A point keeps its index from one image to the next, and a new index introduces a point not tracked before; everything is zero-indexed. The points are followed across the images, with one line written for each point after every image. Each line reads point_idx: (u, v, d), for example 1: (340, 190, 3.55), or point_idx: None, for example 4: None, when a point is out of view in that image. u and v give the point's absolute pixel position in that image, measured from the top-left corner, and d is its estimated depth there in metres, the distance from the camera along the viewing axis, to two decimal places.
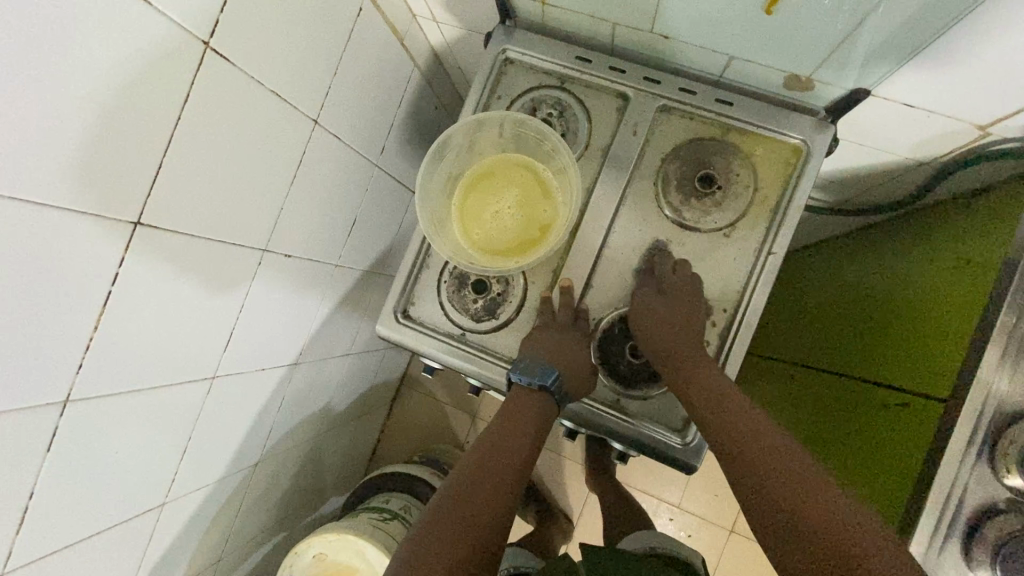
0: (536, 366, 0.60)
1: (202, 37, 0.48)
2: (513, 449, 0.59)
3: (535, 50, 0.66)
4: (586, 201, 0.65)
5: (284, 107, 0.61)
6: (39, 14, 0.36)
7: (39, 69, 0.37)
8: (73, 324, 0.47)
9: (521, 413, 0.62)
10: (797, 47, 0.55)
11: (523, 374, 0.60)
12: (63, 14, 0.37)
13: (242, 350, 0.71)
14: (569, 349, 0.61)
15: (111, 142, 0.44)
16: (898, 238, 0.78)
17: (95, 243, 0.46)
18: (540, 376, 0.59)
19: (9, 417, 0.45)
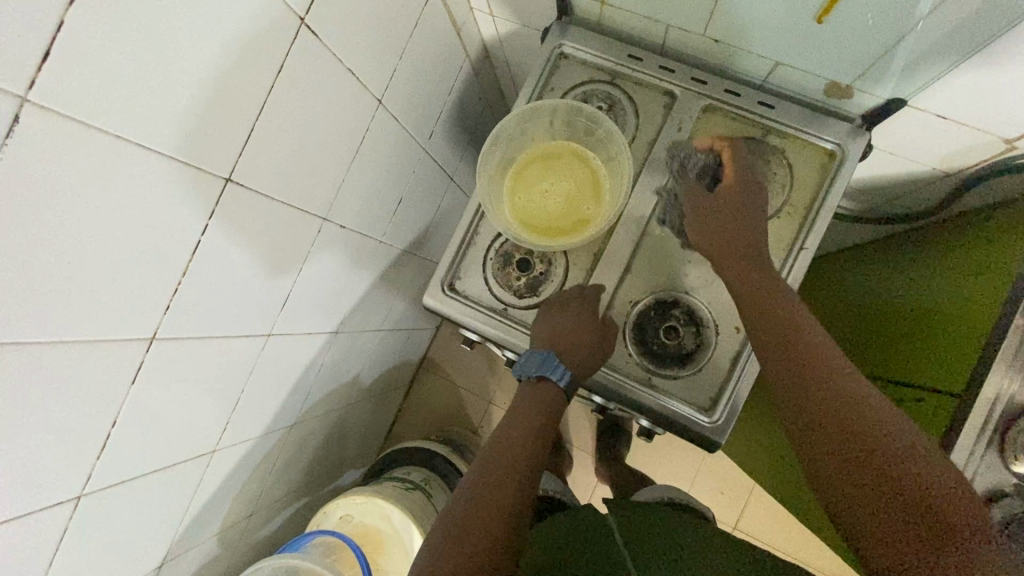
0: (533, 359, 0.66)
1: (299, 13, 0.52)
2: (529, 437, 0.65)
3: (589, 47, 0.71)
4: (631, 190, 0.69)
5: (356, 84, 0.65)
6: None
7: (173, 30, 0.41)
8: (167, 267, 0.51)
9: (537, 402, 0.68)
10: (842, 55, 0.59)
11: (524, 369, 0.67)
12: None
13: (296, 312, 0.75)
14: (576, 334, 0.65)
15: (217, 101, 0.48)
16: (919, 246, 0.82)
17: (194, 192, 0.50)
18: (538, 368, 0.65)
19: (104, 345, 0.49)
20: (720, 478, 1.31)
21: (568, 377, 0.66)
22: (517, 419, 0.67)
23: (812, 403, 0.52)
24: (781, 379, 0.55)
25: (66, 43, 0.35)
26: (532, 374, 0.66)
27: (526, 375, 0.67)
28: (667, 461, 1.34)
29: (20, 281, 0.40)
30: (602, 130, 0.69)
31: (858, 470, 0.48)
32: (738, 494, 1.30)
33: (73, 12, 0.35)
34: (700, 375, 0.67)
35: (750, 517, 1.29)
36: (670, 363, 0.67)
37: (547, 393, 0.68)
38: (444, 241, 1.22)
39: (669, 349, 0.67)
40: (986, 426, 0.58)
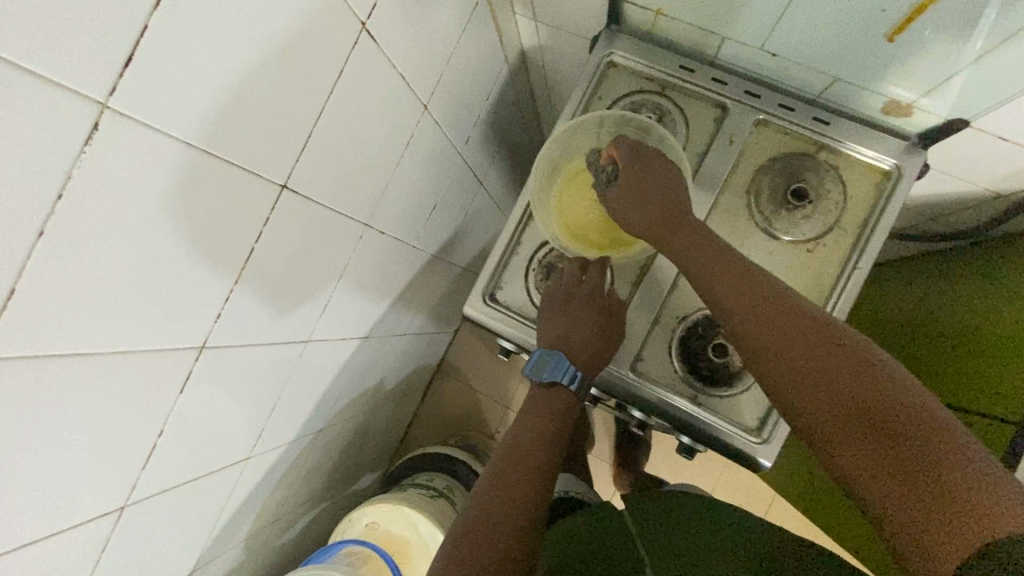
0: (544, 359, 0.65)
1: (362, 19, 0.51)
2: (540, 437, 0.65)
3: (640, 56, 0.70)
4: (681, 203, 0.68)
5: (406, 90, 0.64)
6: None
7: (249, 36, 0.40)
8: (222, 276, 0.50)
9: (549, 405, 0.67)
10: (906, 72, 0.58)
11: (534, 370, 0.66)
12: None
13: (333, 318, 0.74)
14: (599, 346, 0.66)
15: (282, 108, 0.47)
16: (963, 265, 0.81)
17: (251, 199, 0.49)
18: (549, 370, 0.65)
19: (158, 355, 0.48)
20: (742, 489, 1.31)
21: (577, 378, 0.65)
22: (527, 421, 0.67)
23: (773, 354, 0.50)
24: (745, 329, 0.53)
25: (149, 47, 0.34)
26: (543, 378, 0.66)
27: (537, 379, 0.67)
28: (686, 472, 1.33)
29: (86, 291, 0.38)
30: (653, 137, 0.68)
31: (832, 410, 0.45)
32: (760, 501, 1.30)
33: (156, 16, 0.33)
34: (748, 394, 0.66)
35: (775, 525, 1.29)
36: (718, 382, 0.66)
37: (557, 403, 0.67)
38: (470, 246, 1.21)
39: (717, 366, 0.66)
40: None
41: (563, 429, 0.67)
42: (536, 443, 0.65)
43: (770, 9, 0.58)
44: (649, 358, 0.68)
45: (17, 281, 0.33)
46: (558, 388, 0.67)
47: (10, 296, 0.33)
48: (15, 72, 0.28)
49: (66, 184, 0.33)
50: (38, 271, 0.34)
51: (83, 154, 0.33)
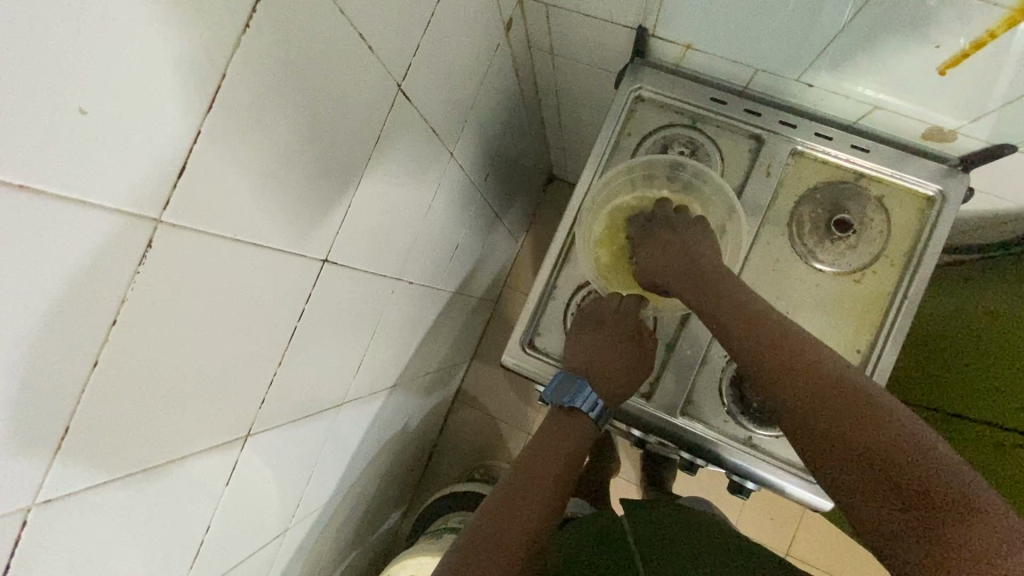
0: (566, 384, 0.65)
1: (397, 80, 0.49)
2: (549, 471, 0.62)
3: (669, 91, 0.68)
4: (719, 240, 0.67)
5: (434, 140, 0.62)
6: (303, 69, 0.37)
7: (294, 120, 0.38)
8: (266, 360, 0.48)
9: (565, 436, 0.64)
10: (951, 102, 0.57)
11: (554, 395, 0.65)
12: (315, 67, 0.38)
13: (365, 375, 0.72)
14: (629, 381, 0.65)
15: (326, 184, 0.45)
16: (991, 279, 0.81)
17: (294, 280, 0.47)
18: (570, 395, 0.64)
19: (206, 454, 0.45)
20: (769, 504, 1.31)
21: (598, 406, 0.65)
22: (541, 444, 0.64)
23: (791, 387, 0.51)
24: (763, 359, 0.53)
25: (201, 152, 0.31)
26: (563, 402, 0.65)
27: (556, 402, 0.66)
28: (713, 491, 1.31)
29: (140, 409, 0.36)
30: (689, 173, 0.67)
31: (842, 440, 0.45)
32: (789, 516, 1.30)
33: (208, 121, 0.31)
34: None
35: (803, 536, 1.29)
36: (773, 423, 0.64)
37: (572, 429, 0.65)
38: (485, 276, 1.19)
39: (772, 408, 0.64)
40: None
41: (572, 470, 0.64)
42: (554, 463, 0.62)
43: (809, 44, 0.56)
44: (700, 401, 0.67)
45: (72, 418, 0.30)
46: (575, 413, 0.65)
47: (65, 436, 0.30)
48: (74, 207, 0.26)
49: (120, 308, 0.30)
50: (92, 404, 0.31)
51: (138, 274, 0.31)
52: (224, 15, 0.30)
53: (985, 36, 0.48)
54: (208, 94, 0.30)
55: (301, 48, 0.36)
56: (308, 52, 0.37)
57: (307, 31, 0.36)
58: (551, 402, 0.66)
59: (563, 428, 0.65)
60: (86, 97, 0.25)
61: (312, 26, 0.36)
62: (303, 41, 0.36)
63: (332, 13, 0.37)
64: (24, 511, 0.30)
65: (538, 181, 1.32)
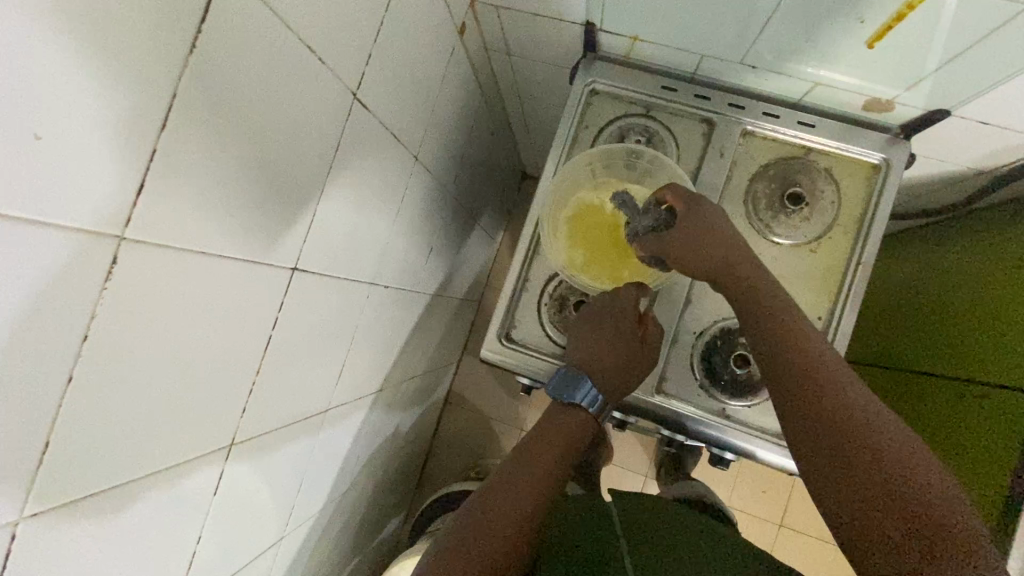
0: (568, 380, 0.66)
1: (352, 89, 0.51)
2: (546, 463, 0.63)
3: (621, 82, 0.71)
4: None
5: (397, 146, 0.64)
6: (255, 83, 0.38)
7: (250, 134, 0.40)
8: (244, 370, 0.49)
9: (562, 430, 0.66)
10: (884, 72, 0.60)
11: (556, 390, 0.66)
12: (266, 80, 0.39)
13: (347, 380, 0.73)
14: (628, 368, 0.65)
15: (288, 194, 0.47)
16: (944, 239, 0.84)
17: (265, 289, 0.48)
18: (571, 392, 0.65)
19: (191, 465, 0.46)
20: (760, 480, 1.34)
21: (598, 402, 0.66)
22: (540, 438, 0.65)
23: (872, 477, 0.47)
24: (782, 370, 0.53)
25: (159, 169, 0.33)
26: (564, 399, 0.66)
27: (559, 399, 0.67)
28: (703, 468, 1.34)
29: (121, 422, 0.37)
30: (647, 160, 0.69)
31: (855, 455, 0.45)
32: (779, 488, 1.33)
33: (164, 138, 0.33)
34: None
35: (794, 508, 1.32)
36: (745, 393, 0.67)
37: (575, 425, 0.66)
38: (465, 277, 1.21)
39: (742, 379, 0.67)
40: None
41: (569, 461, 0.65)
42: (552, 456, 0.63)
43: (747, 27, 0.59)
44: (674, 378, 0.69)
45: (52, 433, 0.32)
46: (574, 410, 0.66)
47: (45, 450, 0.32)
48: (36, 227, 0.27)
49: (90, 323, 0.32)
50: (69, 419, 0.33)
51: (106, 290, 0.32)
52: (171, 35, 0.31)
53: (904, 9, 0.51)
54: (161, 113, 0.32)
55: (251, 64, 0.38)
56: (258, 67, 0.38)
57: (255, 47, 0.37)
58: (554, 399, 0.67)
59: (555, 422, 0.66)
60: (40, 123, 0.26)
61: (259, 41, 0.38)
62: (251, 56, 0.37)
63: (278, 28, 0.39)
64: (11, 526, 0.31)
65: (511, 179, 1.34)
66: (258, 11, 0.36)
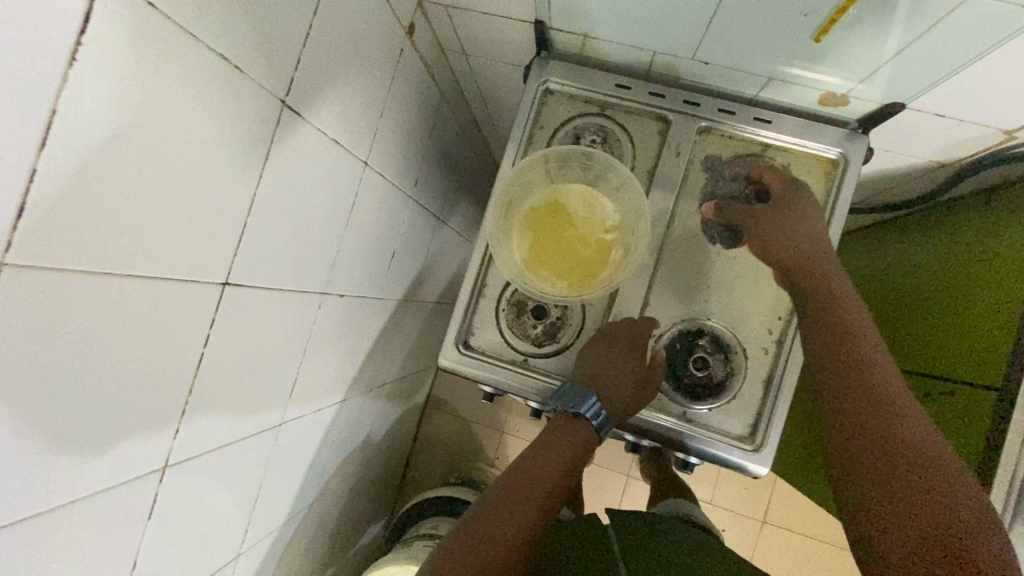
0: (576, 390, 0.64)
1: (279, 96, 0.49)
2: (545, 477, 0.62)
3: (575, 81, 0.69)
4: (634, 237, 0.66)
5: (341, 152, 0.62)
6: (154, 95, 0.37)
7: (154, 148, 0.38)
8: (174, 390, 0.48)
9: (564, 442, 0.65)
10: (835, 66, 0.58)
11: (563, 399, 0.65)
12: (168, 92, 0.38)
13: (303, 392, 0.71)
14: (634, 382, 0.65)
15: (210, 208, 0.45)
16: (911, 232, 0.83)
17: (192, 306, 0.47)
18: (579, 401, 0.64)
19: (117, 490, 0.45)
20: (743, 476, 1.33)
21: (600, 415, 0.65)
22: (542, 449, 0.65)
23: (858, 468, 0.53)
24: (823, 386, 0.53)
25: (41, 189, 0.31)
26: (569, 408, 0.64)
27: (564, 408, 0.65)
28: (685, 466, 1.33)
29: (20, 455, 0.35)
30: (600, 163, 0.67)
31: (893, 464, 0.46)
32: (762, 485, 1.32)
33: (48, 155, 0.31)
34: (736, 403, 0.65)
35: (777, 504, 1.32)
36: (705, 396, 0.66)
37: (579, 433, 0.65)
38: (437, 280, 1.19)
39: (700, 381, 0.66)
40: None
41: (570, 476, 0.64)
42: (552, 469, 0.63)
43: (694, 23, 0.57)
44: None
45: None
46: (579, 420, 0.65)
47: None
48: None
49: None
50: None
51: None
52: (48, 48, 0.29)
53: (845, 3, 0.49)
54: (38, 131, 0.30)
55: (147, 72, 0.36)
56: (159, 76, 0.36)
57: (152, 54, 0.35)
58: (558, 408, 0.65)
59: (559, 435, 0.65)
60: None
61: (157, 49, 0.36)
62: (147, 65, 0.35)
63: (181, 35, 0.37)
64: None
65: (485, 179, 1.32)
66: (151, 18, 0.34)
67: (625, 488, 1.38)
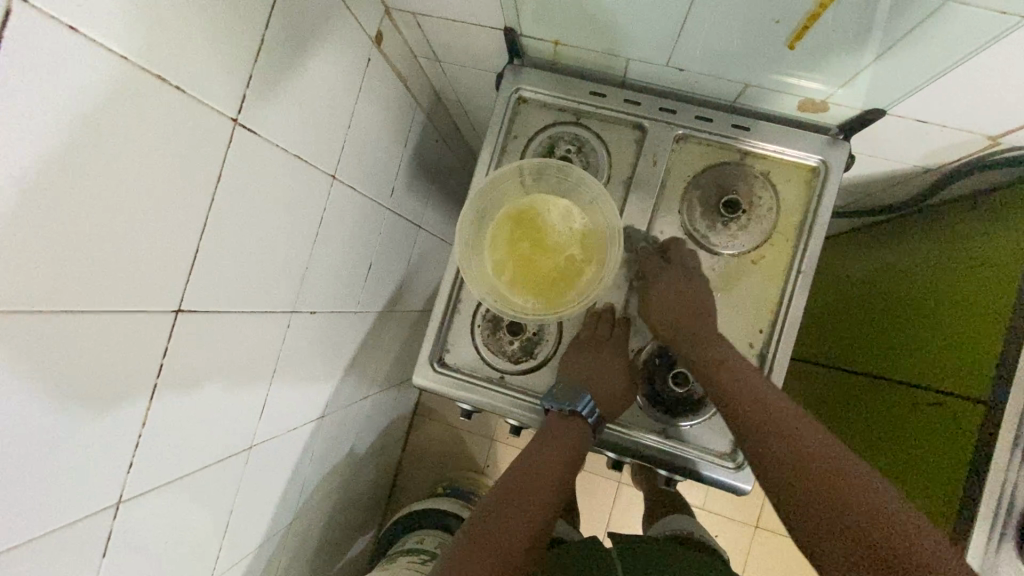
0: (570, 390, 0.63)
1: (230, 114, 0.47)
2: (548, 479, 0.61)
3: (548, 89, 0.67)
4: (610, 252, 0.64)
5: (305, 166, 0.60)
6: (76, 122, 0.34)
7: (80, 176, 0.36)
8: (124, 425, 0.45)
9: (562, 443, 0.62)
10: (811, 73, 0.56)
11: (557, 400, 0.63)
12: (94, 118, 0.36)
13: (274, 413, 0.69)
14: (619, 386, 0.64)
15: (152, 234, 0.43)
16: (896, 236, 0.82)
17: (140, 335, 0.45)
18: (574, 399, 0.62)
19: (64, 532, 0.43)
20: None
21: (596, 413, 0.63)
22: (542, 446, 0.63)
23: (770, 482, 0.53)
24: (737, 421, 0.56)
25: None
26: (565, 408, 0.62)
27: (559, 408, 0.62)
28: None
29: None
30: (574, 178, 0.65)
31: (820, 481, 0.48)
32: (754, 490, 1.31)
33: None
34: (717, 419, 0.64)
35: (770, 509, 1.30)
36: (685, 412, 0.64)
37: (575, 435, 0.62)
38: (421, 289, 1.17)
39: (681, 398, 0.64)
40: (1016, 446, 0.54)
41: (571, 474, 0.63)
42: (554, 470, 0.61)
43: (664, 30, 0.55)
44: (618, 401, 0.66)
45: None
46: (574, 421, 0.63)
47: None
48: None
49: None
50: None
51: None
52: None
53: (817, 8, 0.46)
54: None
55: (66, 100, 0.33)
56: (81, 103, 0.34)
57: (69, 80, 0.33)
58: (551, 408, 0.63)
59: (556, 435, 0.62)
60: None
61: (76, 75, 0.34)
62: (64, 92, 0.33)
63: (102, 58, 0.35)
64: None
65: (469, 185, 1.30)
66: (62, 42, 0.32)
67: (617, 494, 1.36)
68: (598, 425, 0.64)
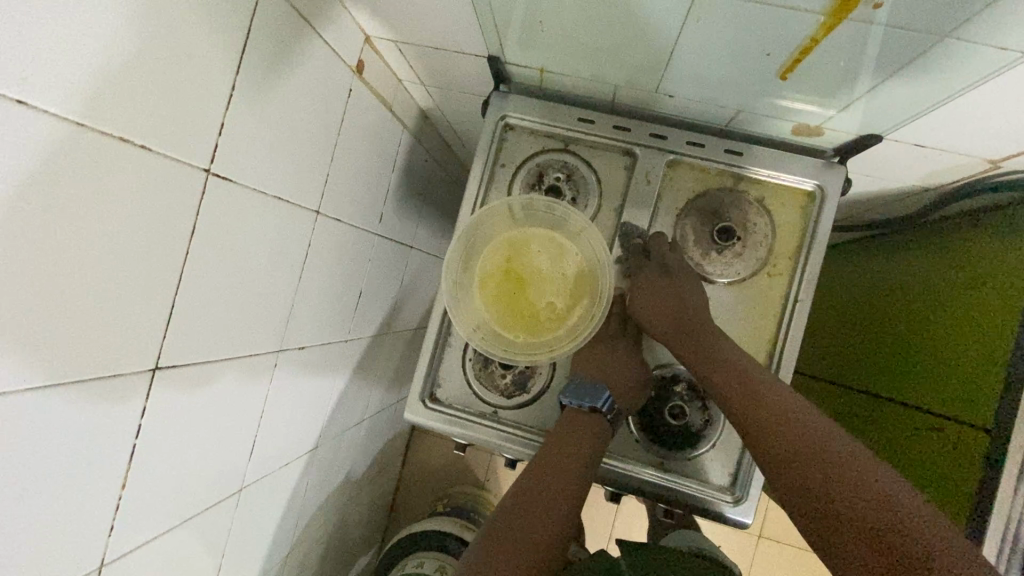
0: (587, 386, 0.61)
1: (202, 165, 0.46)
2: (567, 477, 0.57)
3: (535, 116, 0.66)
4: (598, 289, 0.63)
5: (285, 205, 0.59)
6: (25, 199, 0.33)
7: (34, 254, 0.34)
8: (101, 489, 0.45)
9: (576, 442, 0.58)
10: (805, 100, 0.54)
11: (575, 396, 0.60)
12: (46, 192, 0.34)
13: (264, 451, 0.68)
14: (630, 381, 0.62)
15: (122, 298, 0.42)
16: (895, 252, 0.80)
17: (114, 400, 0.43)
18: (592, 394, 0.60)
19: None
20: None
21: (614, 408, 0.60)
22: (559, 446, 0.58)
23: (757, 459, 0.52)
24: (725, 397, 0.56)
25: None
26: (584, 404, 0.60)
27: (577, 404, 0.60)
28: None
29: None
30: (559, 213, 0.63)
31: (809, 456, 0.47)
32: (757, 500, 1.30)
33: None
34: (713, 452, 0.62)
35: (774, 518, 1.29)
36: (682, 446, 0.63)
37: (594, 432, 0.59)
38: (415, 307, 1.16)
39: (678, 430, 0.63)
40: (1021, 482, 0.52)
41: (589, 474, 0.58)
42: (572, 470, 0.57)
43: (651, 59, 0.54)
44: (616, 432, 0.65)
45: None
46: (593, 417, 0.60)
47: None
48: None
49: None
50: None
51: None
52: None
53: (808, 43, 0.45)
54: None
55: (12, 178, 0.32)
56: (29, 180, 0.33)
57: (14, 158, 0.32)
58: (569, 406, 0.61)
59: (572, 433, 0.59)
60: None
61: (24, 152, 0.32)
62: (10, 170, 0.32)
63: (51, 130, 0.33)
64: None
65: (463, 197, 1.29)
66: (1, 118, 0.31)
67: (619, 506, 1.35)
68: (617, 424, 0.62)
